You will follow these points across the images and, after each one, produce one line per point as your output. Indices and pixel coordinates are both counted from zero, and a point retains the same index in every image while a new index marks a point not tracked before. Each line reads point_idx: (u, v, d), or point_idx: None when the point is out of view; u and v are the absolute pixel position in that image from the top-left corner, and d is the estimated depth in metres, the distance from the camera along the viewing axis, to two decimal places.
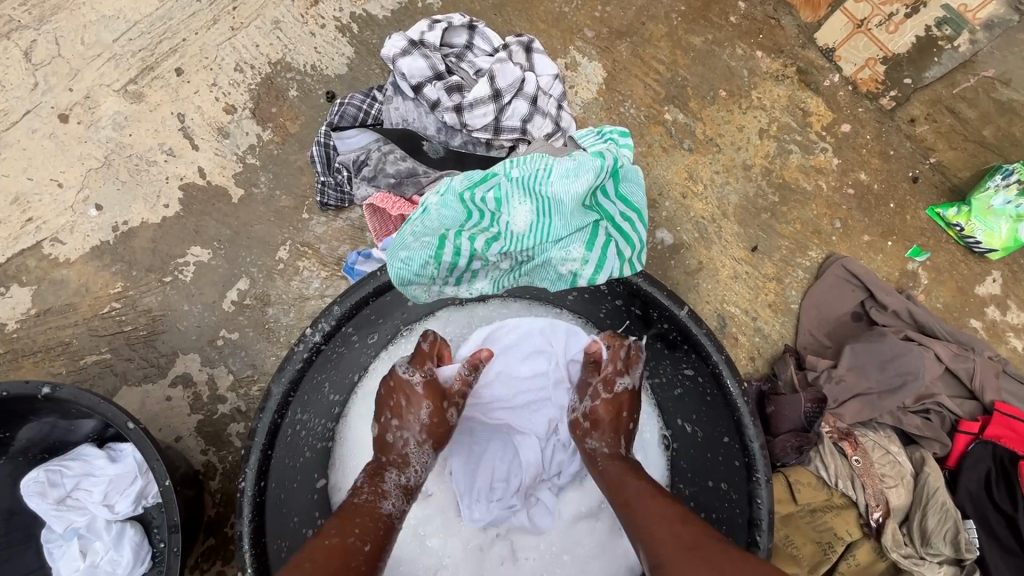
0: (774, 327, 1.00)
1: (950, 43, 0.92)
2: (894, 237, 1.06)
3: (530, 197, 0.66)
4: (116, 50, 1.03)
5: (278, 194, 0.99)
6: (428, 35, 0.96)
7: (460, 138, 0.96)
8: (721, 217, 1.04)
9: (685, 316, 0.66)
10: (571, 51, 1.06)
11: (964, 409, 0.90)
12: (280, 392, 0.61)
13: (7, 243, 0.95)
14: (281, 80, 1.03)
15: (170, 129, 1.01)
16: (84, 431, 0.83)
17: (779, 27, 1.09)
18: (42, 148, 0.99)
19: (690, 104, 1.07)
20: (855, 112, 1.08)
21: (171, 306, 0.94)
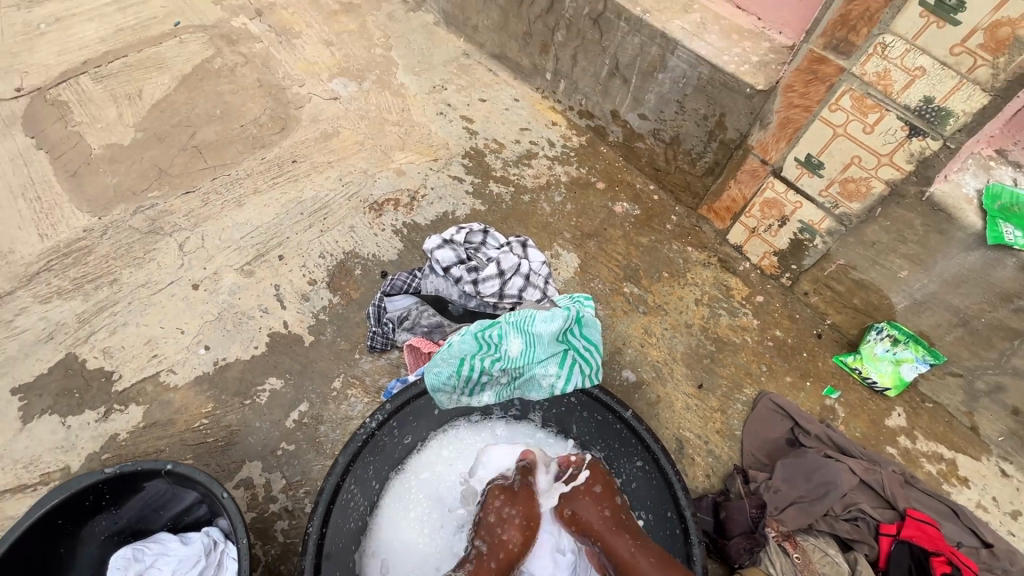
0: (724, 449, 1.24)
1: (811, 242, 1.34)
2: (811, 378, 1.35)
3: (521, 334, 1.01)
4: (241, 243, 1.49)
5: (338, 340, 1.34)
6: (456, 236, 1.42)
7: (475, 302, 1.34)
8: (672, 361, 1.35)
9: (629, 415, 0.95)
10: (555, 246, 1.52)
11: (884, 516, 1.08)
12: (344, 462, 0.90)
13: (134, 372, 1.28)
14: (351, 263, 1.47)
15: (268, 294, 1.41)
16: (167, 516, 1.03)
17: (700, 231, 1.56)
18: (175, 306, 1.38)
19: (642, 281, 1.47)
20: (765, 287, 1.47)
21: (246, 422, 1.22)
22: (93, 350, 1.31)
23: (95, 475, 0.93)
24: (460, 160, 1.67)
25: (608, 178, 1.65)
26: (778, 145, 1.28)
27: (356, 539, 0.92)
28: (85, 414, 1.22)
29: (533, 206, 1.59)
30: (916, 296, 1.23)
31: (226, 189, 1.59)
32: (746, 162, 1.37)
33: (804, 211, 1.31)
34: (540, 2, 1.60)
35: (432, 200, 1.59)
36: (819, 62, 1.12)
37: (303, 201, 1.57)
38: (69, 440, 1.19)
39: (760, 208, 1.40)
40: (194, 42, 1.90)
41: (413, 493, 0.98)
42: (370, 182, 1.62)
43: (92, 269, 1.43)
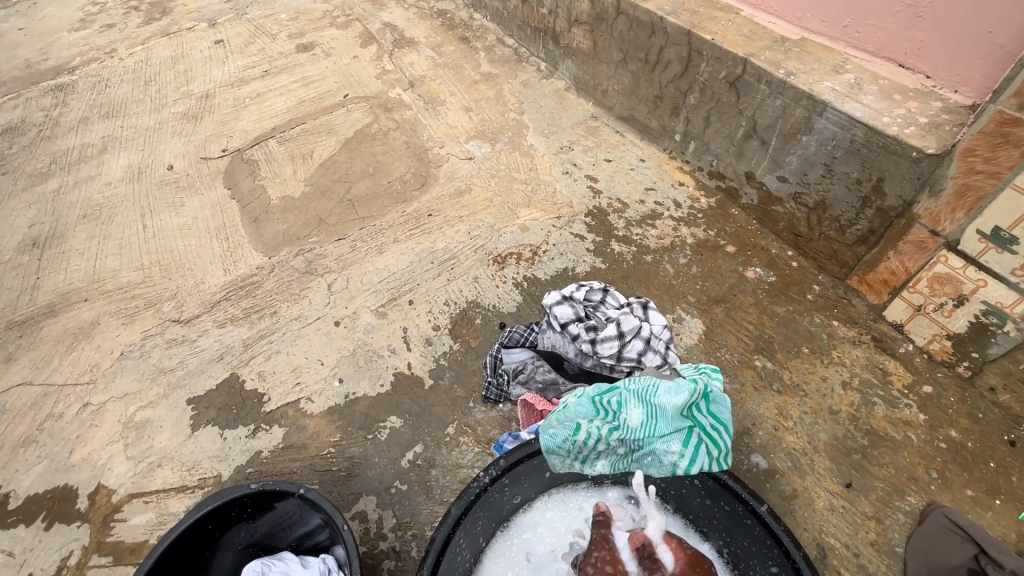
0: (880, 567, 1.04)
1: (1000, 328, 1.13)
2: (1002, 496, 1.10)
3: (642, 404, 0.96)
4: (378, 287, 1.64)
5: (455, 386, 1.39)
6: (575, 294, 1.43)
7: (591, 361, 1.32)
8: (812, 451, 1.19)
9: (765, 510, 0.84)
10: (677, 310, 1.45)
11: None
12: (457, 513, 0.89)
13: (280, 397, 1.43)
14: (473, 312, 1.53)
15: (396, 335, 1.52)
16: (291, 537, 1.12)
17: (849, 305, 1.40)
18: (319, 339, 1.55)
19: (776, 355, 1.34)
20: (934, 376, 1.26)
21: (367, 456, 1.29)
22: (251, 372, 1.50)
23: (243, 489, 1.04)
24: (583, 218, 1.70)
25: (739, 241, 1.57)
26: (954, 216, 1.12)
27: None
28: (238, 429, 1.39)
29: (656, 267, 1.55)
30: None
31: (371, 237, 1.77)
32: (911, 232, 1.21)
33: (989, 290, 1.11)
34: (673, 68, 1.62)
35: (553, 256, 1.63)
36: (1011, 125, 0.98)
37: (435, 251, 1.70)
38: (224, 451, 1.35)
39: (928, 284, 1.22)
40: (358, 111, 2.21)
41: (517, 554, 0.96)
42: (496, 236, 1.71)
43: (259, 302, 1.66)
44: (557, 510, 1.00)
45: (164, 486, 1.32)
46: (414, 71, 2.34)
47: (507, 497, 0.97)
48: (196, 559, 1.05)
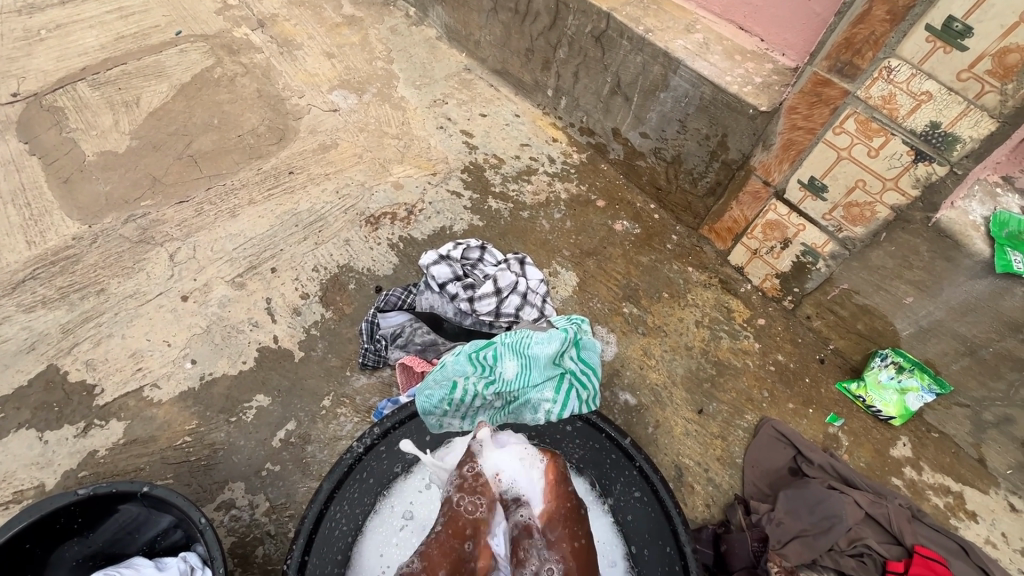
0: (724, 477, 1.20)
1: (814, 265, 1.32)
2: (813, 406, 1.31)
3: (516, 356, 0.98)
4: (233, 255, 1.46)
5: (329, 357, 1.30)
6: (452, 252, 1.39)
7: (470, 319, 1.31)
8: (671, 384, 1.32)
9: (628, 443, 0.92)
10: (553, 264, 1.49)
11: (891, 553, 1.04)
12: (329, 487, 0.86)
13: (117, 387, 1.24)
14: (345, 277, 1.44)
15: (258, 307, 1.37)
16: (141, 540, 0.99)
17: (701, 251, 1.54)
18: (163, 318, 1.35)
19: (641, 301, 1.44)
20: (766, 310, 1.45)
21: (231, 442, 1.18)
22: (75, 361, 1.27)
23: (67, 497, 0.89)
24: (459, 175, 1.65)
25: (608, 196, 1.64)
26: (781, 167, 1.26)
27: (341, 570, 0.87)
28: (64, 428, 1.18)
29: (532, 223, 1.57)
30: (921, 323, 1.20)
31: (221, 199, 1.56)
32: (748, 183, 1.36)
33: (807, 234, 1.29)
34: (542, 20, 1.60)
35: (430, 214, 1.57)
36: (823, 85, 1.11)
37: (299, 212, 1.55)
38: (45, 456, 1.15)
39: (762, 230, 1.38)
40: (194, 52, 1.89)
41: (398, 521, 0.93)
42: (367, 195, 1.60)
43: (79, 278, 1.39)
44: None
45: None
46: (263, 9, 2.05)
47: (386, 466, 0.94)
48: None
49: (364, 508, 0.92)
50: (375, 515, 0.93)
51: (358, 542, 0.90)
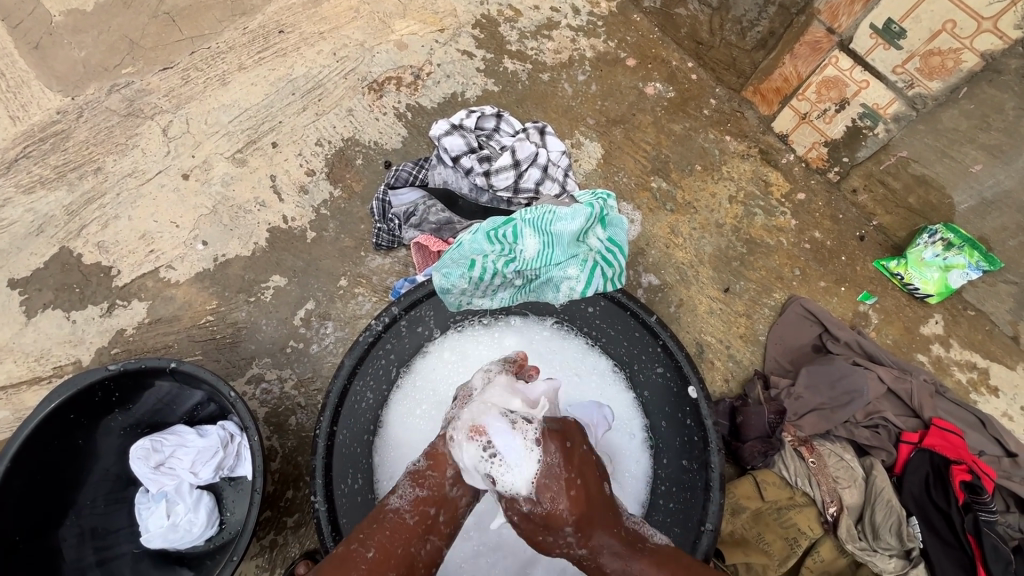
0: (745, 355, 1.19)
1: (871, 131, 1.17)
2: (846, 284, 1.26)
3: (538, 233, 0.90)
4: (230, 128, 1.35)
5: (342, 237, 1.25)
6: (466, 121, 1.26)
7: (487, 196, 1.23)
8: (698, 263, 1.26)
9: (653, 321, 0.87)
10: (576, 134, 1.36)
11: (908, 424, 1.05)
12: (351, 363, 0.84)
13: (133, 268, 1.23)
14: (351, 152, 1.33)
15: (263, 186, 1.30)
16: (181, 410, 1.04)
17: (742, 117, 1.38)
18: (166, 198, 1.29)
19: (671, 174, 1.33)
20: (808, 183, 1.33)
21: (252, 321, 1.18)
22: (86, 243, 1.24)
23: (99, 372, 0.91)
24: (470, 30, 1.44)
25: (641, 52, 1.43)
26: (851, 9, 1.06)
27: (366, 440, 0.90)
28: (88, 309, 1.19)
29: (553, 87, 1.40)
30: (985, 194, 1.09)
31: (207, 64, 1.40)
32: (809, 31, 1.15)
33: (869, 92, 1.12)
34: None
35: (439, 78, 1.40)
36: None
37: (294, 79, 1.39)
38: (77, 334, 1.17)
39: (817, 89, 1.21)
40: None
41: (418, 395, 0.95)
42: (368, 57, 1.42)
43: (73, 156, 1.32)
44: (454, 352, 0.97)
45: (11, 380, 1.15)
46: None
47: (407, 342, 0.93)
48: (67, 448, 0.95)
49: (386, 382, 0.93)
50: (397, 393, 0.95)
51: (384, 416, 0.93)
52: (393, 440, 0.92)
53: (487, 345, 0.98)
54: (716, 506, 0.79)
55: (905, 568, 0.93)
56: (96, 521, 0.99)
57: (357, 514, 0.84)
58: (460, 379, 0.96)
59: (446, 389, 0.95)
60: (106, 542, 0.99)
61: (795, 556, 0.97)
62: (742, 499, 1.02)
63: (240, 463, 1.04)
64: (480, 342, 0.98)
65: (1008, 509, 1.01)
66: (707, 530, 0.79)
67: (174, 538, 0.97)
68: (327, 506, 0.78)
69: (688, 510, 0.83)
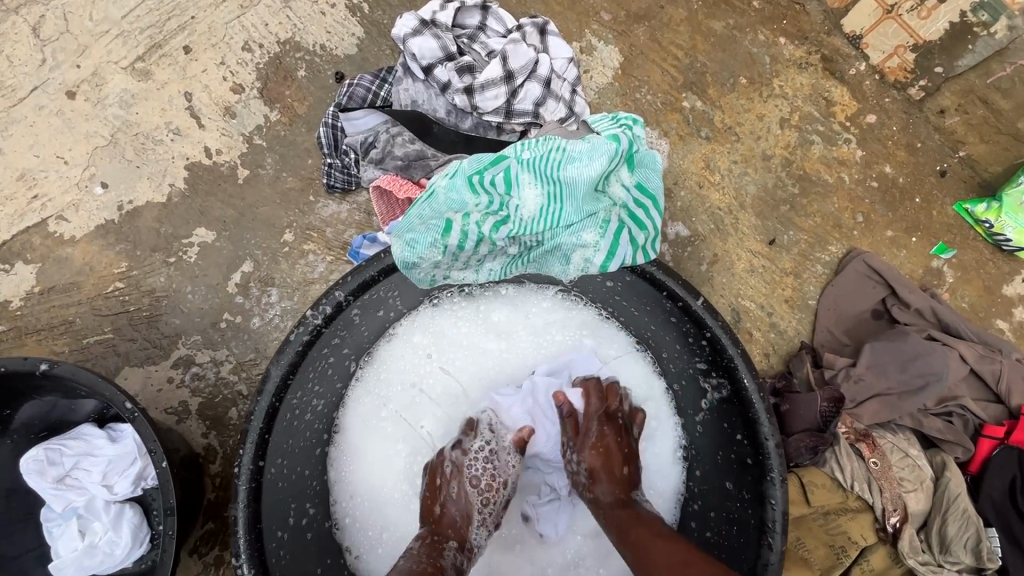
0: (791, 323, 0.97)
1: (986, 30, 0.91)
2: (919, 233, 1.01)
3: (541, 181, 0.63)
4: (125, 26, 1.01)
5: (283, 176, 0.97)
6: (439, 15, 0.93)
7: (471, 121, 0.93)
8: (739, 208, 1.00)
9: (700, 306, 0.63)
10: (586, 35, 1.02)
11: (989, 413, 0.86)
12: (280, 374, 0.60)
13: (12, 221, 0.94)
14: (290, 60, 1.01)
15: (176, 107, 0.99)
16: (86, 410, 0.82)
17: (802, 11, 1.04)
18: (48, 124, 0.98)
19: (708, 90, 1.03)
20: (881, 101, 1.04)
21: (175, 288, 0.93)
22: None
23: None
24: None
25: None
26: None
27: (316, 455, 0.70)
28: None
29: None
30: None
31: None
32: None
33: None
34: None
35: None
36: None
37: None
38: None
39: None
40: None
41: (381, 392, 0.74)
42: None
43: None
44: (426, 336, 0.75)
45: None
46: None
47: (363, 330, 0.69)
48: None
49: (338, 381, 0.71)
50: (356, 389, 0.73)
51: (341, 418, 0.73)
52: (353, 448, 0.73)
53: (471, 324, 0.76)
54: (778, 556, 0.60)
55: None
56: None
57: (305, 559, 0.65)
58: (435, 371, 0.75)
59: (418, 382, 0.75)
60: None
61: (841, 568, 0.81)
62: None
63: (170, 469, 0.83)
64: (461, 323, 0.76)
65: None
66: None
67: (91, 566, 0.79)
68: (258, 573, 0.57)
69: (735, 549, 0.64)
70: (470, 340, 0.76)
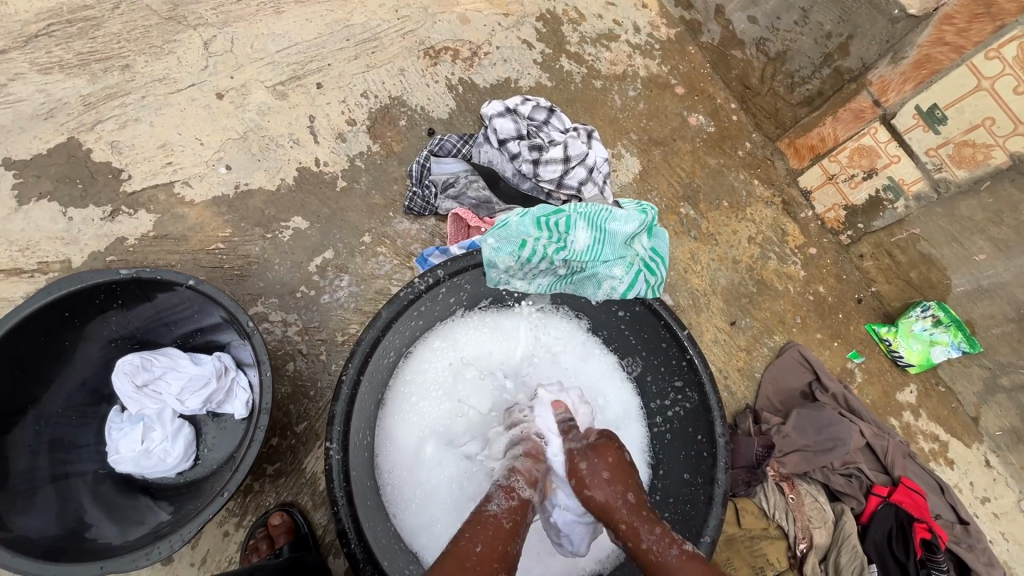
0: (740, 387, 1.25)
1: (891, 203, 1.25)
2: (839, 340, 1.33)
3: (590, 228, 0.92)
4: (276, 58, 1.30)
5: (372, 193, 1.22)
6: (520, 107, 1.27)
7: (528, 184, 1.23)
8: (711, 293, 1.31)
9: (685, 335, 0.89)
10: (618, 145, 1.39)
11: (878, 478, 1.12)
12: (387, 316, 0.82)
13: (146, 177, 1.15)
14: (396, 111, 1.31)
15: (300, 124, 1.26)
16: (176, 333, 0.99)
17: (772, 166, 1.44)
18: (195, 113, 1.22)
19: (700, 204, 1.38)
20: (820, 240, 1.40)
21: (265, 258, 1.13)
22: (99, 140, 1.16)
23: (106, 275, 0.85)
24: (534, 21, 1.44)
25: (690, 83, 1.47)
26: (902, 88, 1.14)
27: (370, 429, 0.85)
28: (89, 209, 1.11)
29: (604, 95, 1.43)
30: (981, 283, 1.18)
31: None
32: (856, 99, 1.22)
33: (898, 167, 1.20)
34: None
35: (496, 60, 1.40)
36: None
37: (351, 25, 1.35)
38: (71, 233, 1.09)
39: (849, 155, 1.28)
40: None
41: (409, 394, 0.91)
42: (429, 22, 1.40)
43: (100, 47, 1.22)
44: (439, 349, 0.95)
45: None
46: None
47: (439, 307, 0.91)
48: (52, 348, 0.88)
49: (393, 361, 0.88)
50: (392, 388, 0.90)
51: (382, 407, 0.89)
52: (388, 439, 0.88)
53: (475, 341, 0.97)
54: (716, 520, 0.82)
55: None
56: (64, 432, 0.92)
57: (364, 470, 0.81)
58: (446, 375, 0.94)
59: (438, 397, 0.93)
60: (71, 456, 0.92)
61: None
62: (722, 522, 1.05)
63: (229, 401, 0.98)
64: (467, 340, 0.96)
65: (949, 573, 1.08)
66: (703, 542, 0.81)
67: (145, 465, 0.92)
68: (342, 454, 0.75)
69: (687, 521, 0.86)
70: (475, 354, 0.96)
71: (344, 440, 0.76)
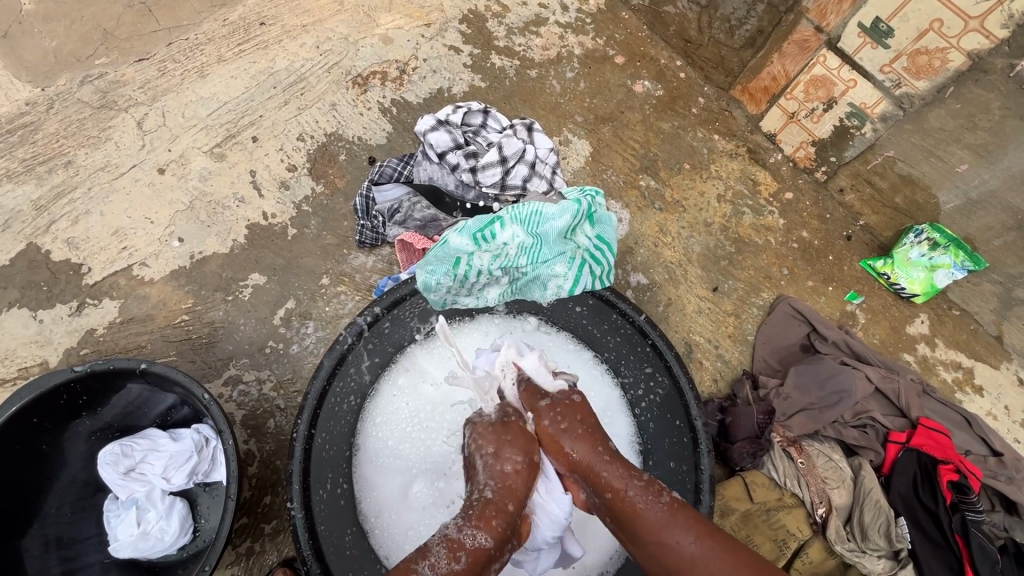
0: (734, 354, 1.19)
1: (859, 130, 1.16)
2: (834, 283, 1.26)
3: (524, 231, 0.90)
4: (209, 122, 1.31)
5: (323, 234, 1.22)
6: (452, 116, 1.24)
7: (473, 193, 1.21)
8: (687, 262, 1.25)
9: (643, 320, 0.86)
10: (564, 132, 1.34)
11: (895, 424, 1.05)
12: (330, 364, 0.82)
13: (105, 266, 1.18)
14: (334, 147, 1.30)
15: (243, 181, 1.26)
16: (153, 414, 1.00)
17: (731, 117, 1.37)
18: (141, 193, 1.24)
19: (660, 173, 1.32)
20: (796, 182, 1.32)
21: (230, 320, 1.15)
22: (55, 240, 1.19)
23: (64, 374, 0.87)
24: (457, 25, 1.41)
25: (629, 50, 1.41)
26: (840, 8, 1.05)
27: (343, 475, 0.84)
28: (57, 308, 1.14)
29: (541, 83, 1.38)
30: (970, 194, 1.10)
31: (184, 55, 1.35)
32: (797, 30, 1.15)
33: (857, 91, 1.11)
34: None
35: (425, 73, 1.37)
36: None
37: (275, 72, 1.35)
38: (44, 335, 1.13)
39: (804, 88, 1.20)
40: None
41: (381, 430, 0.89)
42: (352, 51, 1.38)
43: (42, 149, 1.26)
44: (406, 377, 0.92)
45: None
46: None
47: (390, 339, 0.90)
48: (31, 454, 0.91)
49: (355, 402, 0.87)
50: (363, 431, 0.88)
51: (356, 450, 0.87)
52: (368, 481, 0.86)
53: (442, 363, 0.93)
54: (707, 509, 0.79)
55: (893, 568, 0.93)
56: (63, 530, 0.95)
57: (338, 519, 0.82)
58: (418, 403, 0.91)
59: (414, 429, 0.90)
60: (73, 551, 0.94)
61: (783, 557, 0.96)
62: (733, 501, 1.00)
63: (216, 468, 1.00)
64: (434, 362, 0.93)
65: (994, 508, 1.01)
66: None
67: (144, 547, 0.93)
68: (305, 513, 0.76)
69: None
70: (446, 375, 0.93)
71: (305, 498, 0.77)
